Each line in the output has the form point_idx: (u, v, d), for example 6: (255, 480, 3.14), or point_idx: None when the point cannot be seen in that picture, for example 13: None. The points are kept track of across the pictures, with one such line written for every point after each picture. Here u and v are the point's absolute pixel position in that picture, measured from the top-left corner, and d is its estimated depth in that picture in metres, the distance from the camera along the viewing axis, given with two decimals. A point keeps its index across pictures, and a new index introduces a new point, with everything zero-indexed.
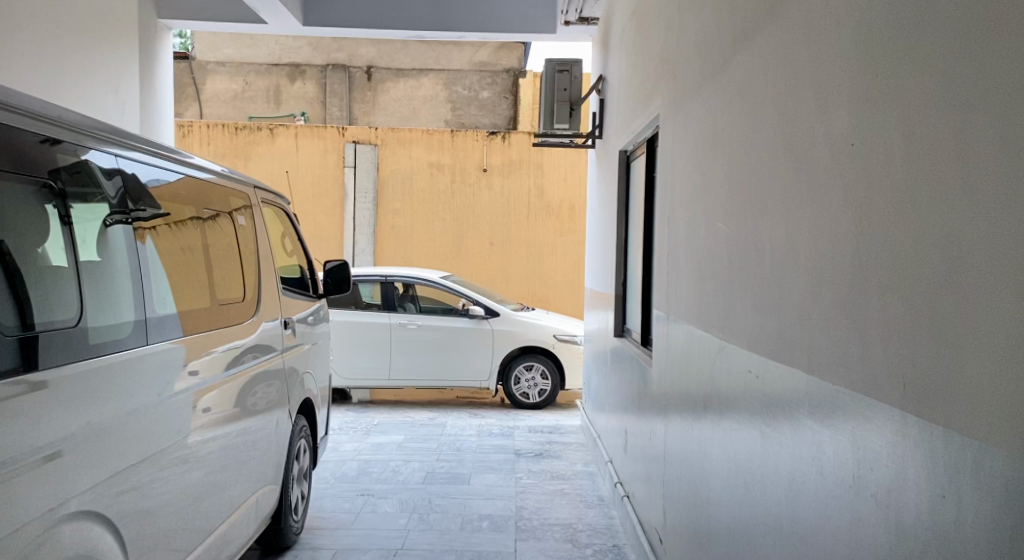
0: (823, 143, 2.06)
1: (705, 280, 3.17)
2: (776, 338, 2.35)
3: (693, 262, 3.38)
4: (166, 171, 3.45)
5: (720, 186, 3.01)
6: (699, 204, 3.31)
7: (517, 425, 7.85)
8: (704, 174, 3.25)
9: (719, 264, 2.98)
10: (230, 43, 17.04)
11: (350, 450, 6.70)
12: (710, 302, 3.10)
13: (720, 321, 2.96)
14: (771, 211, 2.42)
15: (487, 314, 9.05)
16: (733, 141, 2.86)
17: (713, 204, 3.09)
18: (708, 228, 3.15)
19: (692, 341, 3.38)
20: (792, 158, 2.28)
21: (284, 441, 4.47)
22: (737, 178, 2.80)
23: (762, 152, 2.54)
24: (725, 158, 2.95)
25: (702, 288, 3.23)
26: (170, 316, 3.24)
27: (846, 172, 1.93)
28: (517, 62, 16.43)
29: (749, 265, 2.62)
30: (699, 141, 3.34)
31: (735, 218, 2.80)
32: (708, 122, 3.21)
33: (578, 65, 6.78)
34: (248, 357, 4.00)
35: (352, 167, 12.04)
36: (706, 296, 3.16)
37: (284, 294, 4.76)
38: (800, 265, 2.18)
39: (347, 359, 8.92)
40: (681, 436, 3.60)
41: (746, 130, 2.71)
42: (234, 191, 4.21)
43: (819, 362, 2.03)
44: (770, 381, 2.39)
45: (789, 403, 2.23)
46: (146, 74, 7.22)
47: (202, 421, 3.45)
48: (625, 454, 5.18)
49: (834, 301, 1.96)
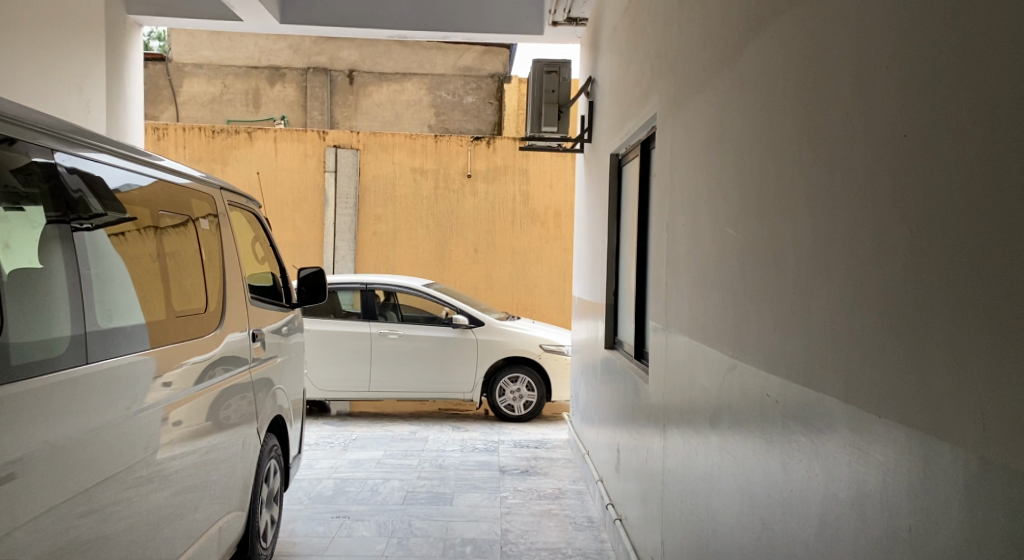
0: (863, 138, 1.81)
1: (711, 289, 2.91)
2: (802, 358, 2.09)
3: (696, 271, 3.12)
4: (119, 171, 3.13)
5: (729, 186, 2.75)
6: (703, 208, 3.05)
7: (502, 439, 7.56)
8: (709, 176, 2.99)
9: (728, 273, 2.72)
10: (208, 44, 16.64)
11: (326, 468, 6.38)
12: (717, 315, 2.84)
13: (730, 334, 2.70)
14: (795, 215, 2.16)
15: (471, 323, 8.76)
16: (747, 138, 2.59)
17: (721, 208, 2.82)
18: (714, 235, 2.90)
19: (695, 358, 3.12)
20: (822, 157, 2.02)
21: (253, 462, 4.18)
22: (751, 179, 2.54)
23: (781, 152, 2.28)
24: (736, 156, 2.70)
25: (707, 300, 2.97)
26: (123, 329, 2.93)
27: (894, 169, 1.68)
28: (502, 68, 16.26)
29: (766, 276, 2.36)
30: (704, 140, 3.08)
31: (748, 224, 2.54)
32: (714, 121, 2.95)
33: (566, 67, 6.52)
34: (213, 372, 3.69)
35: (333, 171, 11.74)
36: (712, 307, 2.90)
37: (253, 302, 4.43)
38: (834, 278, 1.91)
39: (326, 371, 8.61)
40: (682, 461, 3.32)
41: (761, 127, 2.46)
42: (198, 193, 3.90)
43: (860, 389, 1.77)
44: (794, 409, 2.13)
45: (820, 437, 1.97)
46: (114, 72, 6.87)
47: (173, 436, 3.26)
48: (617, 473, 4.90)
49: (881, 319, 1.70)
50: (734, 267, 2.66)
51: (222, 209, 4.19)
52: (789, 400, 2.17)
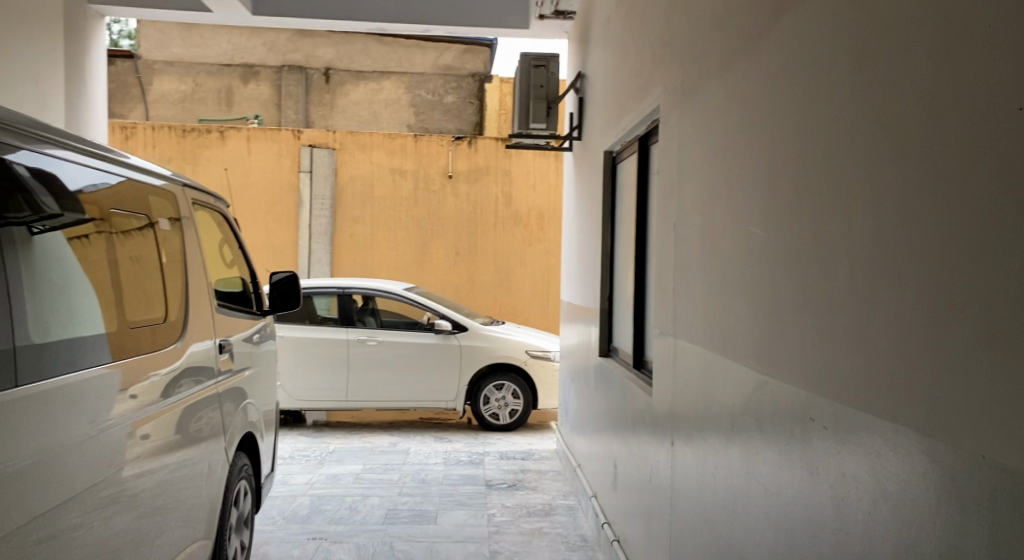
0: (957, 117, 1.56)
1: (732, 295, 2.60)
2: (865, 374, 1.82)
3: (711, 276, 2.80)
4: (66, 166, 2.76)
5: (756, 181, 2.44)
6: (719, 205, 2.74)
7: (487, 449, 7.23)
8: (726, 169, 2.68)
9: (753, 278, 2.43)
10: (179, 41, 16.15)
11: (301, 484, 6.01)
12: (740, 325, 2.52)
13: (759, 347, 2.38)
14: (852, 213, 1.89)
15: (454, 329, 8.43)
16: (782, 125, 2.28)
17: (741, 204, 2.53)
18: (734, 234, 2.58)
19: (710, 373, 2.80)
20: (905, 143, 1.71)
21: (223, 482, 3.84)
22: (787, 171, 2.23)
23: (837, 139, 1.98)
24: (765, 146, 2.38)
25: (726, 308, 2.66)
26: (67, 345, 2.59)
27: (1007, 150, 1.44)
28: (482, 67, 15.98)
29: (814, 283, 2.05)
30: (720, 129, 2.76)
31: (783, 223, 2.23)
32: (734, 107, 2.64)
33: (555, 60, 6.22)
34: (175, 388, 3.33)
35: (309, 171, 11.37)
36: (733, 317, 2.59)
37: (219, 310, 4.06)
38: (916, 284, 1.65)
39: (301, 380, 8.24)
40: (695, 486, 3.00)
41: (797, 111, 2.18)
42: (157, 192, 3.53)
43: (960, 407, 1.53)
44: (866, 438, 1.81)
45: (907, 478, 1.67)
46: (73, 65, 6.47)
47: (140, 451, 3.00)
48: (613, 490, 4.59)
49: (995, 326, 1.46)
50: (764, 270, 2.34)
51: (186, 212, 3.82)
52: (858, 428, 1.85)
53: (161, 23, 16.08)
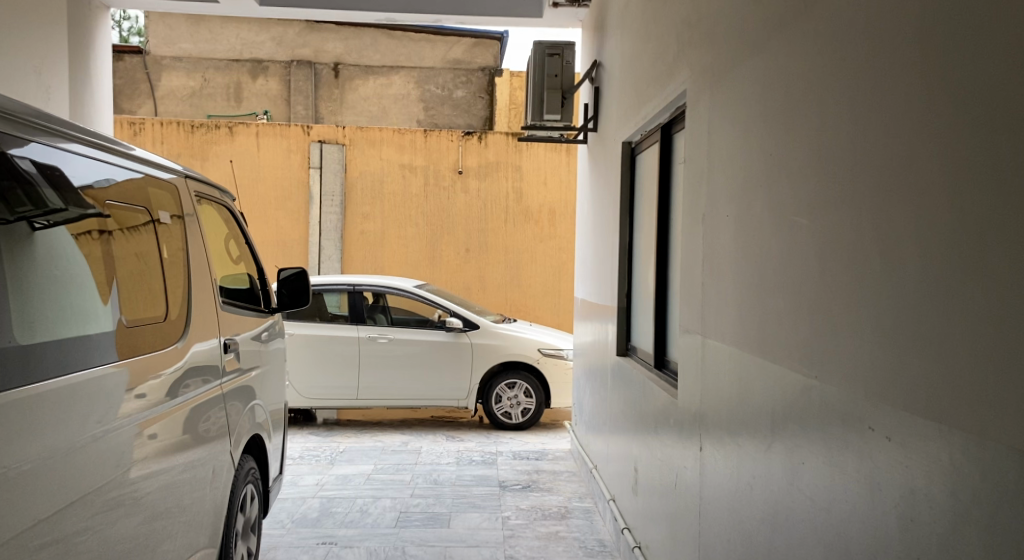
0: None
1: (769, 289, 2.41)
2: (930, 382, 1.62)
3: (747, 269, 2.61)
4: (65, 156, 2.61)
5: (798, 164, 2.25)
6: (755, 193, 2.56)
7: (500, 450, 7.07)
8: (765, 154, 2.49)
9: (794, 274, 2.23)
10: (187, 37, 16.02)
11: (310, 485, 5.87)
12: (778, 322, 2.33)
13: (799, 346, 2.19)
14: (918, 200, 1.69)
15: (465, 326, 8.27)
16: (829, 104, 2.09)
17: (783, 194, 2.34)
18: (773, 222, 2.40)
19: (744, 373, 2.62)
20: (991, 122, 1.51)
21: (229, 486, 3.69)
22: (835, 152, 2.04)
23: (896, 115, 1.79)
24: (808, 128, 2.20)
25: (762, 303, 2.47)
26: (63, 344, 2.43)
27: None
28: (492, 61, 15.84)
29: (865, 279, 1.86)
30: (757, 112, 2.58)
31: (830, 212, 2.04)
32: (773, 87, 2.45)
33: (570, 49, 6.05)
34: (180, 390, 3.17)
35: (318, 167, 11.24)
36: (770, 313, 2.40)
37: (223, 307, 3.89)
38: (1007, 281, 1.45)
39: (312, 378, 8.11)
40: (724, 493, 2.83)
41: (851, 90, 1.98)
42: (159, 186, 3.36)
43: None
44: (929, 452, 1.62)
45: (987, 500, 1.47)
46: (77, 57, 6.34)
47: (148, 451, 2.88)
48: (634, 494, 4.42)
49: None
50: (807, 262, 2.15)
51: (190, 209, 3.65)
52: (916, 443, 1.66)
53: (170, 18, 15.96)
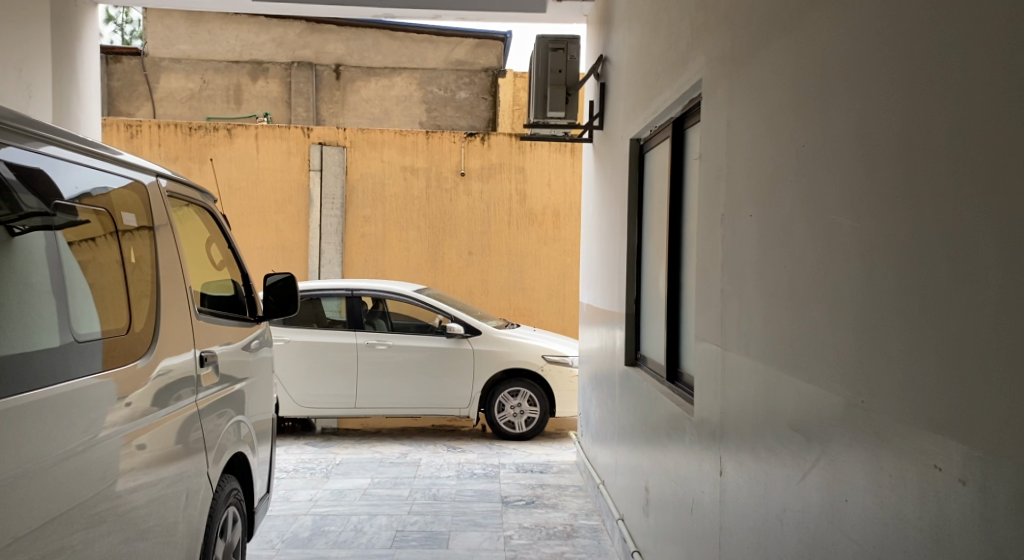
0: None
1: (800, 297, 2.14)
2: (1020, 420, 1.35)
3: (772, 275, 2.34)
4: (23, 154, 2.34)
5: (838, 155, 1.97)
6: (783, 191, 2.28)
7: (503, 461, 6.79)
8: (795, 146, 2.22)
9: (831, 285, 1.96)
10: (186, 38, 15.79)
11: (304, 501, 5.60)
12: (811, 334, 2.06)
13: (838, 363, 1.91)
14: (999, 198, 1.42)
15: (467, 332, 8.00)
16: (878, 87, 1.80)
17: (816, 193, 2.07)
18: (806, 221, 2.12)
19: (768, 390, 2.34)
20: None
21: (207, 510, 3.42)
22: (887, 141, 1.75)
23: (967, 98, 1.51)
24: (851, 115, 1.91)
25: (791, 313, 2.19)
26: (32, 358, 2.22)
27: None
28: (495, 62, 15.59)
29: (926, 292, 1.59)
30: (785, 101, 2.30)
31: (878, 213, 1.77)
32: (807, 71, 2.17)
33: (575, 43, 5.78)
34: (165, 403, 2.99)
35: (318, 170, 11.00)
36: (801, 324, 2.12)
37: (200, 316, 3.54)
38: None
39: (308, 386, 7.84)
40: (747, 523, 2.55)
41: (905, 72, 1.71)
42: (120, 187, 2.96)
43: None
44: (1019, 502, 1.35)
45: None
46: (62, 55, 6.09)
47: (136, 462, 2.75)
48: (644, 515, 4.13)
49: None
50: (850, 266, 1.87)
51: (160, 221, 3.24)
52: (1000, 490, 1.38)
53: (168, 19, 15.76)
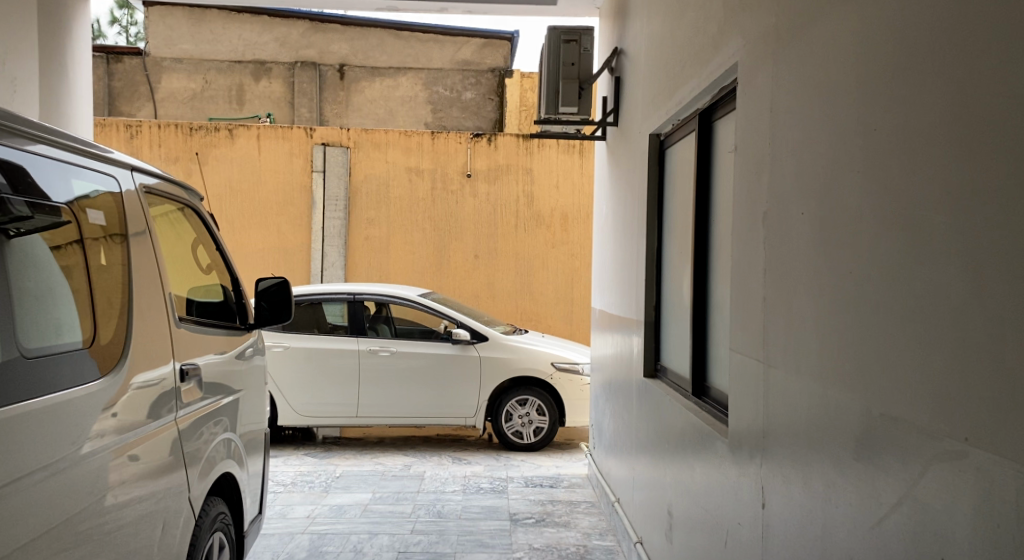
0: None
1: (876, 306, 1.83)
2: None
3: (834, 280, 2.03)
4: None
5: (928, 143, 1.67)
6: (849, 183, 1.97)
7: (511, 475, 6.47)
8: (864, 130, 1.91)
9: (919, 296, 1.67)
10: (189, 37, 15.55)
11: (301, 518, 5.29)
12: (893, 351, 1.75)
13: (939, 383, 1.60)
14: None
15: (473, 338, 7.68)
16: (989, 58, 1.52)
17: (896, 190, 1.77)
18: (885, 216, 1.81)
19: (830, 415, 2.03)
20: None
21: (190, 533, 3.09)
22: (1004, 126, 1.47)
23: None
24: (945, 93, 1.62)
25: (862, 324, 1.89)
26: None
27: None
28: (502, 61, 15.36)
29: None
30: (850, 79, 2.00)
31: (994, 215, 1.49)
32: (883, 38, 1.86)
33: (588, 34, 5.47)
34: (154, 419, 2.79)
35: (321, 171, 10.71)
36: (879, 338, 1.81)
37: (183, 325, 3.21)
38: None
39: (308, 395, 7.54)
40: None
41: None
42: (91, 184, 2.66)
43: None
44: None
45: None
46: (51, 48, 5.82)
47: (129, 474, 2.59)
48: (667, 539, 3.82)
49: None
50: (955, 275, 1.57)
51: (133, 230, 2.87)
52: None
53: (170, 18, 15.50)
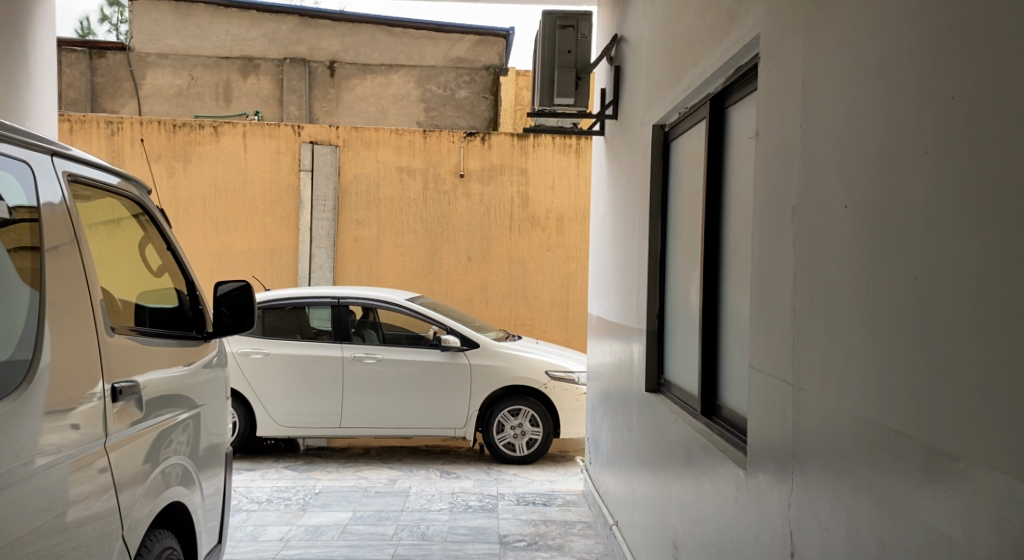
0: None
1: (964, 319, 1.48)
2: None
3: (895, 284, 1.67)
4: None
5: None
6: (917, 169, 1.62)
7: (501, 492, 6.08)
8: (941, 103, 1.56)
9: None
10: (174, 32, 15.13)
11: (273, 541, 4.89)
12: (997, 374, 1.41)
13: None
14: None
15: (463, 345, 7.29)
16: None
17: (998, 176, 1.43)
18: (980, 207, 1.46)
19: (890, 449, 1.67)
20: None
21: None
22: None
23: None
24: None
25: (944, 340, 1.53)
26: None
27: None
28: (498, 59, 15.07)
29: None
30: (916, 44, 1.65)
31: None
32: None
33: (586, 19, 5.11)
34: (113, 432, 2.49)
35: (309, 170, 10.31)
36: (970, 360, 1.47)
37: (121, 336, 2.69)
38: None
39: (288, 404, 7.14)
40: None
41: None
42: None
43: None
44: None
45: None
46: (9, 34, 5.43)
47: (96, 488, 2.36)
48: None
49: None
50: None
51: (57, 238, 2.41)
52: None
53: (155, 13, 15.10)
